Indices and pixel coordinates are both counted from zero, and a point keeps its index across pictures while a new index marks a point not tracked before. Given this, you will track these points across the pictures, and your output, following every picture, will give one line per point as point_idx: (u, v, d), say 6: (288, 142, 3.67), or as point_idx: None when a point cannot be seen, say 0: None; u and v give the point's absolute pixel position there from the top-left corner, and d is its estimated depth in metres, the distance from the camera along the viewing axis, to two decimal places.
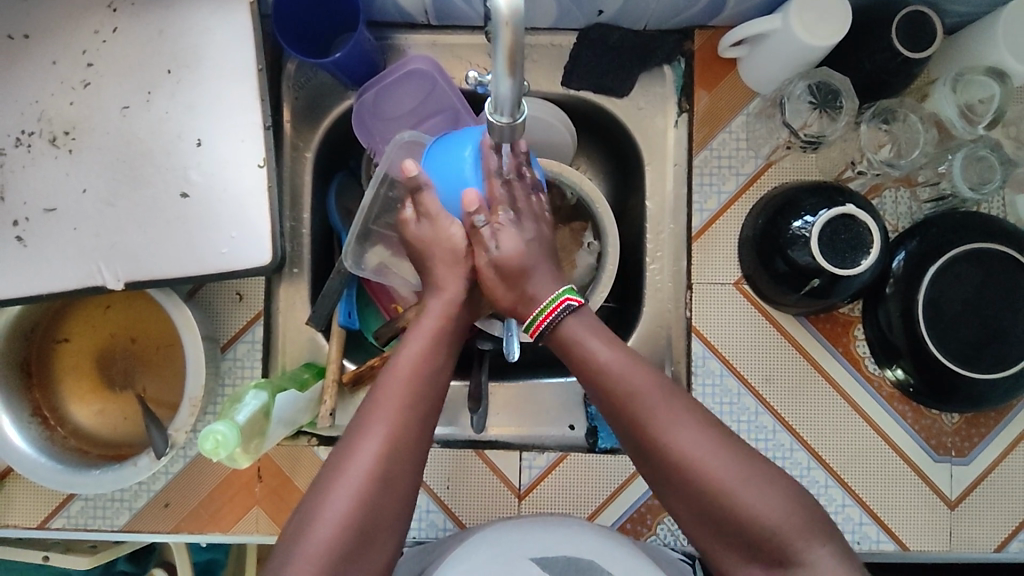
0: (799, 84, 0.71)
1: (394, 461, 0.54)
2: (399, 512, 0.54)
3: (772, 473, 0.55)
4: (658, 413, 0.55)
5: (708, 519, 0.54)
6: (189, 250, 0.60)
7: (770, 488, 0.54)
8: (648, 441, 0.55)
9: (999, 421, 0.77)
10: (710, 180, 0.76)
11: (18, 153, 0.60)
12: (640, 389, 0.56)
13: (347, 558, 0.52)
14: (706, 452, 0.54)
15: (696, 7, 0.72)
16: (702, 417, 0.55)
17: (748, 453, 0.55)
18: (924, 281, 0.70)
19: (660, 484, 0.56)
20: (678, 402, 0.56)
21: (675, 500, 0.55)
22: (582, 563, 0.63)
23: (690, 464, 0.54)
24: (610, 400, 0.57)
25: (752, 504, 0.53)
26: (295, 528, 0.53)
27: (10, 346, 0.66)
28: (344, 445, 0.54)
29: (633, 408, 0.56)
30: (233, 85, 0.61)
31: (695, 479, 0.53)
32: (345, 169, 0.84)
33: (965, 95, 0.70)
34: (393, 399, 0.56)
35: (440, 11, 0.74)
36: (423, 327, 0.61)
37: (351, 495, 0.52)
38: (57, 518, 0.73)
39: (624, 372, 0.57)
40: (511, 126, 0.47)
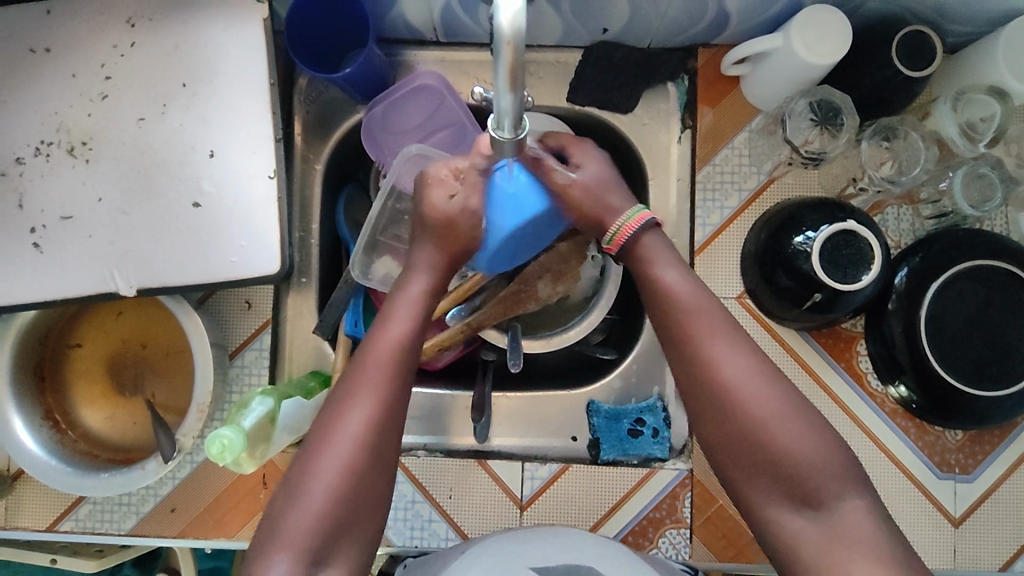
0: (800, 101, 0.72)
1: (379, 427, 0.55)
2: (380, 484, 0.55)
3: (809, 411, 0.55)
4: (706, 337, 0.56)
5: (741, 452, 0.54)
6: (200, 258, 0.61)
7: (806, 426, 0.54)
8: (698, 367, 0.56)
9: (1003, 439, 0.76)
10: (712, 195, 0.77)
11: (37, 162, 0.62)
12: (697, 317, 0.57)
13: (330, 523, 0.53)
14: (748, 378, 0.55)
15: (699, 25, 0.74)
16: (750, 348, 0.56)
17: (788, 389, 0.56)
18: (925, 298, 0.70)
19: (699, 412, 0.56)
20: (729, 333, 0.57)
21: (710, 427, 0.56)
22: (582, 570, 0.63)
23: (733, 387, 0.55)
24: (665, 323, 0.59)
25: (789, 442, 0.53)
26: (284, 491, 0.54)
27: (24, 350, 0.68)
28: (332, 407, 0.56)
29: (684, 333, 0.57)
30: (247, 98, 0.62)
31: (736, 404, 0.54)
32: (353, 181, 0.86)
33: (965, 114, 0.70)
34: (374, 377, 0.57)
35: (449, 28, 0.76)
36: (407, 301, 0.62)
37: (337, 458, 0.54)
38: (66, 521, 0.74)
39: (681, 294, 0.59)
40: (513, 139, 0.49)
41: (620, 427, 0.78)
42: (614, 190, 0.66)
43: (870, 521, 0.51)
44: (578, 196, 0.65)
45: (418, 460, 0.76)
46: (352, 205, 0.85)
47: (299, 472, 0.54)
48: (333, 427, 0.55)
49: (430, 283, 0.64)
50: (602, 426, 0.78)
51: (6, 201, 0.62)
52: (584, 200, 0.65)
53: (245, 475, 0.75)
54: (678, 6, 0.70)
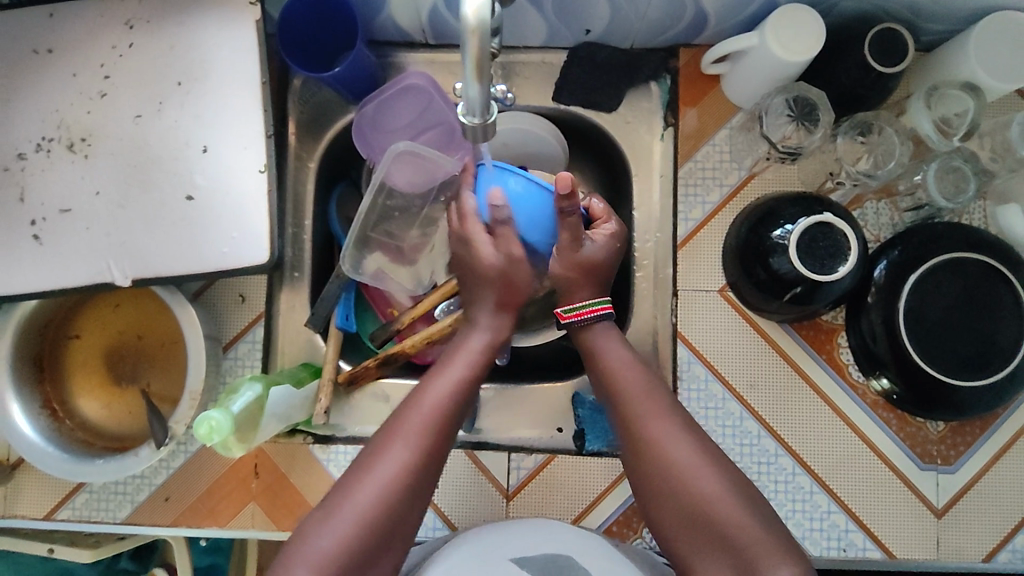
0: (777, 98, 0.74)
1: (419, 466, 0.57)
2: (410, 521, 0.56)
3: (754, 496, 0.57)
4: (655, 426, 0.60)
5: (687, 525, 0.56)
6: (193, 249, 0.64)
7: (743, 499, 0.56)
8: (644, 450, 0.59)
9: (985, 430, 0.77)
10: (694, 190, 0.79)
11: (38, 158, 0.65)
12: (645, 400, 0.62)
13: (357, 551, 0.53)
14: (696, 464, 0.58)
15: (679, 25, 0.76)
16: (691, 428, 0.60)
17: (734, 474, 0.58)
18: (904, 289, 0.71)
19: (650, 493, 0.59)
20: (675, 416, 0.61)
21: (661, 510, 0.58)
22: (561, 560, 0.64)
23: (680, 471, 0.58)
24: (617, 414, 0.63)
25: (726, 514, 0.55)
26: (315, 517, 0.55)
27: (24, 341, 0.70)
28: (376, 445, 0.58)
29: (633, 419, 0.61)
30: (238, 95, 0.65)
31: (684, 485, 0.57)
32: (346, 179, 0.88)
33: (940, 109, 0.72)
34: (416, 419, 0.59)
35: (437, 30, 0.78)
36: (465, 355, 0.65)
37: (375, 490, 0.55)
38: (63, 509, 0.76)
39: (632, 379, 0.63)
40: (483, 125, 0.51)
41: (604, 418, 0.79)
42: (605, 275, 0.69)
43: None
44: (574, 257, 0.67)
45: None
46: (345, 203, 0.87)
47: (336, 501, 0.55)
48: (374, 462, 0.56)
49: (491, 341, 0.67)
50: (587, 418, 0.79)
51: (7, 196, 0.64)
52: (582, 262, 0.67)
53: (237, 465, 0.76)
54: (657, 7, 0.72)
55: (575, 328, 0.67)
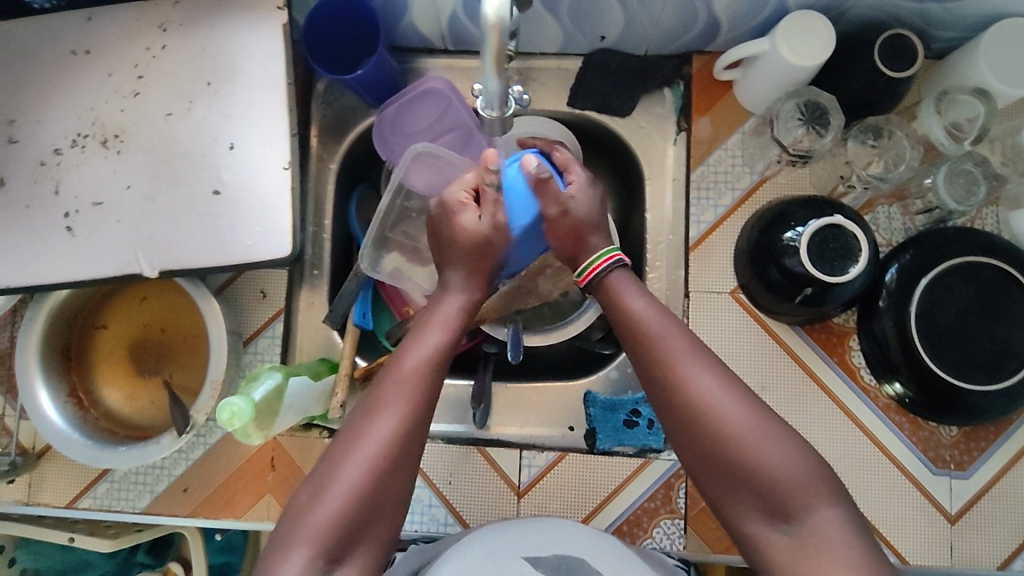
0: (787, 103, 0.75)
1: (407, 438, 0.56)
2: (400, 494, 0.56)
3: (787, 431, 0.55)
4: (676, 362, 0.57)
5: (721, 472, 0.55)
6: (218, 242, 0.66)
7: (784, 443, 0.54)
8: (671, 391, 0.57)
9: (999, 436, 0.77)
10: (707, 194, 0.80)
11: (74, 153, 0.67)
12: (666, 340, 0.58)
13: (349, 526, 0.53)
14: (722, 401, 0.55)
15: (693, 32, 0.78)
16: (720, 369, 0.57)
17: (762, 408, 0.56)
18: (915, 294, 0.72)
19: (677, 438, 0.57)
20: (700, 355, 0.58)
21: (686, 449, 0.57)
22: (573, 562, 0.63)
23: (704, 411, 0.55)
24: (641, 358, 0.59)
25: (762, 456, 0.54)
26: (310, 487, 0.55)
27: (52, 331, 0.73)
28: (362, 410, 0.57)
29: (655, 358, 0.58)
30: (264, 95, 0.67)
31: (710, 425, 0.55)
32: (365, 182, 0.91)
33: (951, 115, 0.73)
34: (396, 386, 0.57)
35: (456, 37, 0.80)
36: (439, 319, 0.63)
37: (358, 466, 0.54)
38: (85, 498, 0.78)
39: (652, 319, 0.60)
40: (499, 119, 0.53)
41: (615, 418, 0.80)
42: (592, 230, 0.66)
43: (846, 532, 0.52)
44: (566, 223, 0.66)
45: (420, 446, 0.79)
46: (363, 204, 0.89)
47: (325, 475, 0.54)
48: (361, 429, 0.56)
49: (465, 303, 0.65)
50: (599, 417, 0.80)
51: (42, 189, 0.67)
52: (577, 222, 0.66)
53: (254, 457, 0.78)
54: (671, 14, 0.74)
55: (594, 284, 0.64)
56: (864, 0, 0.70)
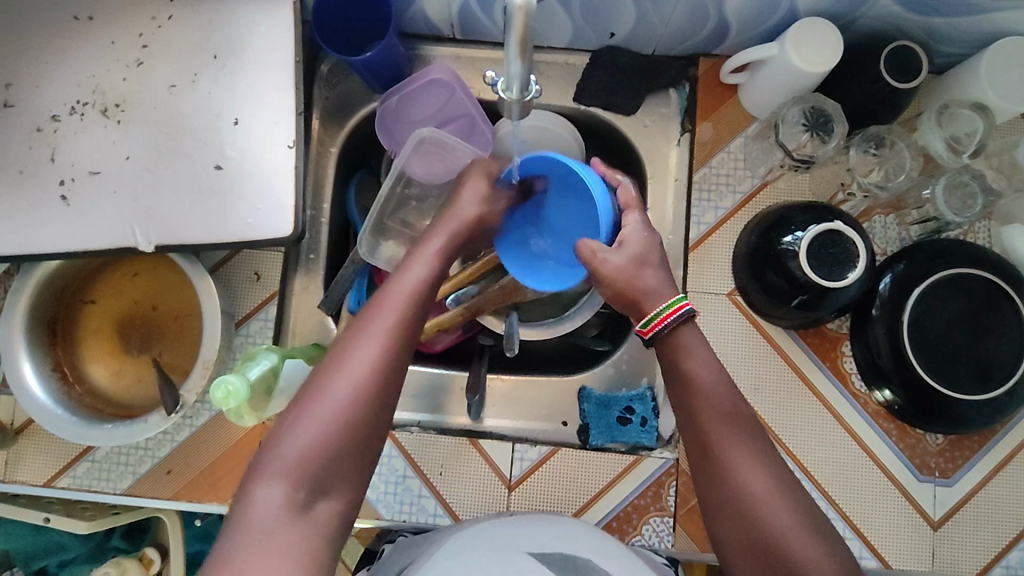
0: (792, 109, 0.76)
1: (390, 366, 0.56)
2: (384, 426, 0.56)
3: (823, 530, 0.57)
4: (729, 453, 0.58)
5: (761, 564, 0.56)
6: (219, 218, 0.65)
7: (823, 544, 0.55)
8: (721, 478, 0.58)
9: (983, 445, 0.78)
10: (708, 196, 0.81)
11: (72, 120, 0.66)
12: (724, 428, 0.59)
13: (332, 458, 0.53)
14: (769, 496, 0.56)
15: (701, 34, 0.78)
16: (769, 463, 0.58)
17: (803, 506, 0.57)
18: (907, 304, 0.73)
19: (721, 524, 0.58)
20: (754, 449, 0.59)
21: (730, 535, 0.58)
22: (576, 560, 0.64)
23: (750, 503, 0.57)
24: (695, 436, 0.60)
25: (803, 558, 0.54)
26: (290, 416, 0.54)
27: (40, 302, 0.71)
28: (346, 337, 0.57)
29: (708, 447, 0.59)
30: (272, 72, 0.66)
31: (753, 515, 0.56)
32: (365, 168, 0.90)
33: (951, 129, 0.74)
34: (386, 314, 0.57)
35: (465, 26, 0.80)
36: (426, 255, 0.63)
37: (342, 388, 0.54)
38: (64, 477, 0.76)
39: (715, 401, 0.60)
40: (520, 103, 0.52)
41: (609, 414, 0.80)
42: (649, 270, 0.63)
43: None
44: (613, 271, 0.62)
45: (411, 434, 0.78)
46: (363, 190, 0.89)
47: (307, 399, 0.54)
48: (347, 356, 0.55)
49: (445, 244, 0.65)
50: (592, 413, 0.80)
51: (37, 156, 0.65)
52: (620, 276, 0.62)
53: (242, 440, 0.77)
54: (681, 15, 0.75)
55: (659, 339, 0.62)
56: (872, 10, 0.71)
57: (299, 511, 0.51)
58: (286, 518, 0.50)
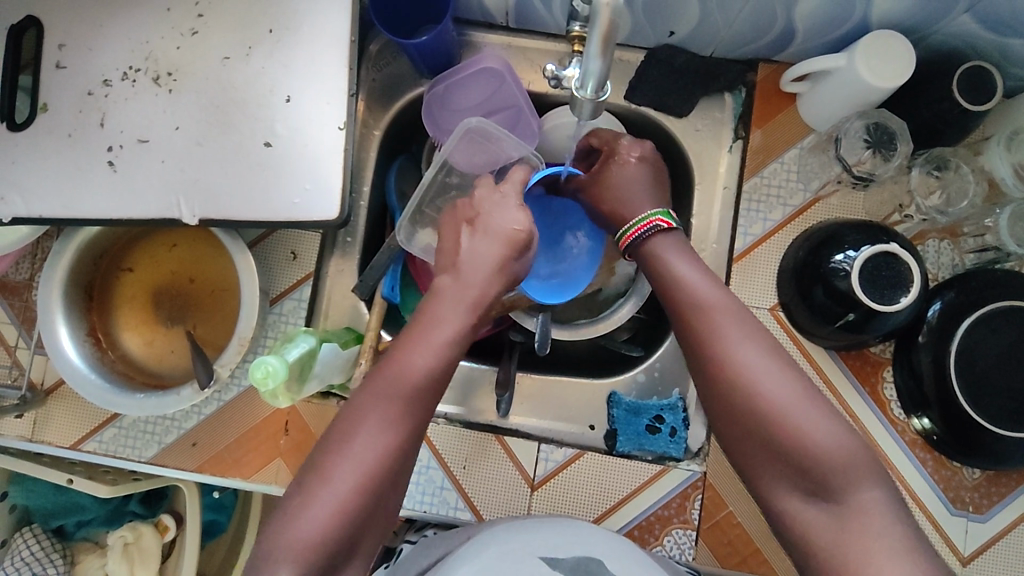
0: (856, 123, 0.73)
1: (396, 458, 0.53)
2: (383, 514, 0.53)
3: (824, 402, 0.54)
4: (719, 325, 0.57)
5: (754, 438, 0.53)
6: (263, 195, 0.64)
7: (824, 412, 0.53)
8: (709, 354, 0.56)
9: (1021, 483, 0.76)
10: (757, 206, 0.79)
11: (123, 86, 0.65)
12: (711, 307, 0.59)
13: (336, 545, 0.50)
14: (759, 366, 0.54)
15: (765, 39, 0.76)
16: (762, 337, 0.57)
17: (802, 382, 0.54)
18: (957, 332, 0.71)
19: (714, 409, 0.56)
20: (744, 327, 0.57)
21: (721, 420, 0.56)
22: (589, 564, 0.61)
23: (742, 375, 0.54)
24: (679, 316, 0.60)
25: (802, 422, 0.52)
26: (296, 500, 0.51)
27: (79, 266, 0.71)
28: (352, 417, 0.54)
29: (693, 326, 0.58)
30: (325, 50, 0.65)
31: (749, 386, 0.54)
32: (406, 153, 0.89)
33: (1019, 156, 0.71)
34: (389, 394, 0.54)
35: (521, 15, 0.78)
36: (430, 322, 0.58)
37: (352, 474, 0.51)
38: (90, 441, 0.76)
39: (696, 289, 0.61)
40: (594, 101, 0.52)
41: (638, 421, 0.78)
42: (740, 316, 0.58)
43: (890, 511, 0.49)
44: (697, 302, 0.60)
45: (437, 426, 0.78)
46: (403, 175, 0.87)
47: (313, 482, 0.51)
48: (354, 439, 0.53)
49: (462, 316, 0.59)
50: (621, 419, 0.79)
51: (86, 119, 0.65)
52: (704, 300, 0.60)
53: (269, 419, 0.76)
54: (746, 18, 0.72)
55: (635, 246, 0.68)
56: (947, 27, 0.68)
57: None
58: None
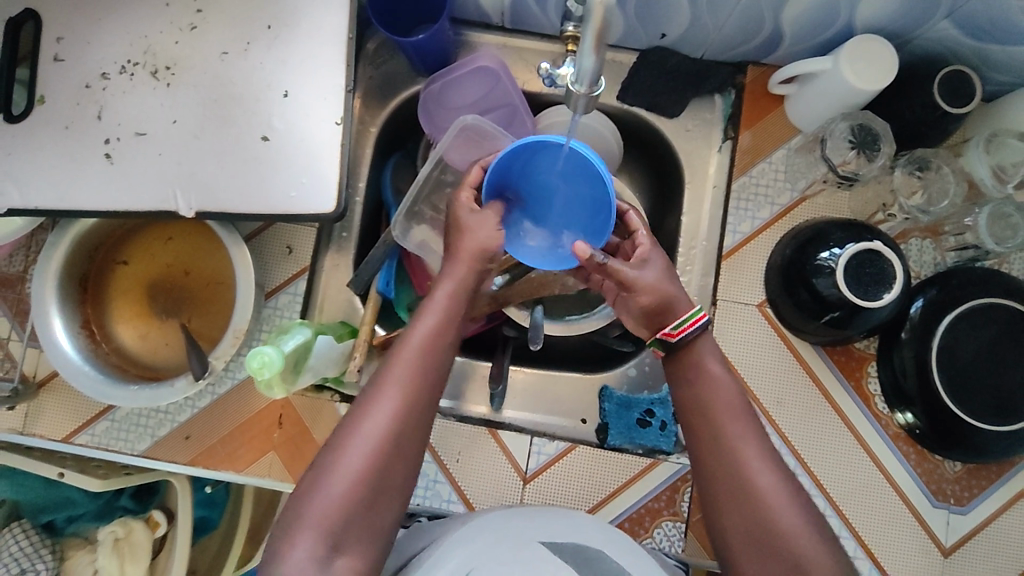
0: (840, 124, 0.75)
1: (402, 430, 0.55)
2: (398, 486, 0.54)
3: (825, 531, 0.55)
4: (738, 442, 0.58)
5: (757, 551, 0.54)
6: (261, 189, 0.64)
7: (823, 539, 0.54)
8: (726, 468, 0.57)
9: (1000, 476, 0.78)
10: (746, 205, 0.81)
11: (121, 79, 0.65)
12: (732, 421, 0.59)
13: (353, 518, 0.52)
14: (774, 491, 0.55)
15: (753, 42, 0.77)
16: (776, 459, 0.57)
17: (806, 506, 0.56)
18: (939, 328, 0.72)
19: (717, 514, 0.57)
20: (763, 447, 0.58)
21: (723, 527, 0.57)
22: (589, 551, 0.64)
23: (759, 499, 0.55)
24: (696, 421, 0.60)
25: (803, 547, 0.53)
26: (312, 474, 0.54)
27: (74, 257, 0.71)
28: (365, 397, 0.56)
29: (713, 436, 0.59)
30: (323, 47, 0.66)
31: (761, 510, 0.55)
32: (401, 151, 0.90)
33: (997, 157, 0.73)
34: (404, 372, 0.56)
35: (516, 15, 0.79)
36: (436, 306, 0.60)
37: (365, 450, 0.53)
38: (82, 434, 0.77)
39: (722, 401, 0.60)
40: (588, 96, 0.52)
41: (629, 415, 0.79)
42: (675, 285, 0.64)
43: None
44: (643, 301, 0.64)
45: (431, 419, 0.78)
46: (398, 172, 0.88)
47: (329, 459, 0.54)
48: (368, 418, 0.54)
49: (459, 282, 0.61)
50: (612, 413, 0.80)
51: (84, 112, 0.65)
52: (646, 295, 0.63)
53: (263, 412, 0.77)
54: (735, 22, 0.74)
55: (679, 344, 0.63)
56: (930, 32, 0.70)
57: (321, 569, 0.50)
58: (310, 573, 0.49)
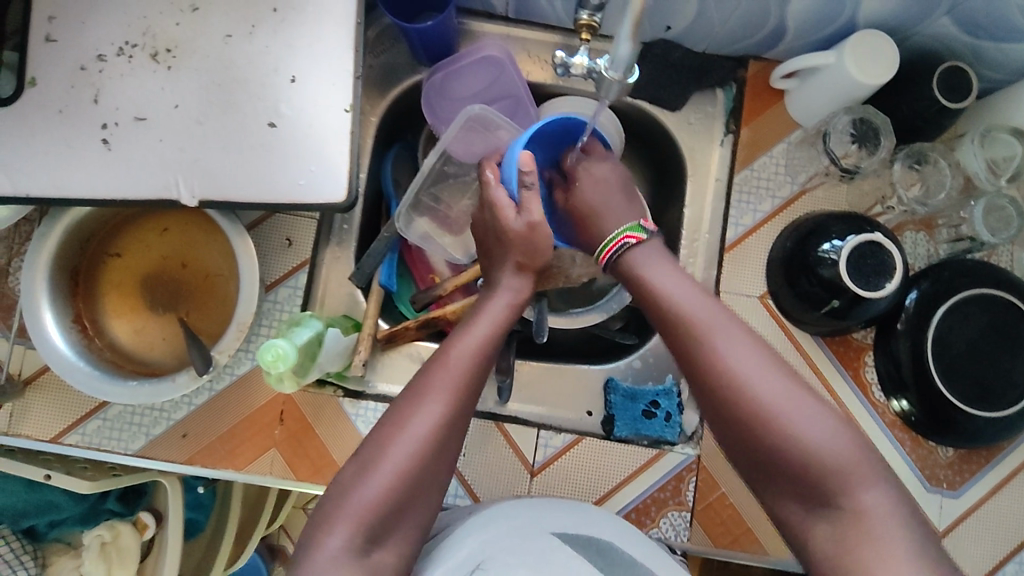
0: (842, 118, 0.77)
1: (448, 432, 0.56)
2: (438, 481, 0.56)
3: (822, 406, 0.53)
4: (707, 331, 0.56)
5: (750, 442, 0.53)
6: (268, 178, 0.62)
7: (821, 416, 0.52)
8: (697, 359, 0.56)
9: (990, 460, 0.81)
10: (747, 198, 0.82)
11: (119, 62, 0.63)
12: (698, 312, 0.58)
13: (391, 514, 0.53)
14: (746, 360, 0.54)
15: (756, 37, 0.78)
16: (750, 336, 0.56)
17: (795, 380, 0.54)
18: (934, 318, 0.74)
19: (707, 411, 0.56)
20: (732, 329, 0.57)
21: (718, 426, 0.56)
22: (601, 543, 0.65)
23: (735, 380, 0.54)
24: (663, 319, 0.60)
25: (796, 427, 0.52)
26: (353, 468, 0.55)
27: (66, 248, 0.68)
28: (410, 398, 0.57)
29: (681, 329, 0.58)
30: (332, 31, 0.64)
31: (742, 395, 0.53)
32: (401, 142, 0.88)
33: (990, 152, 0.76)
34: (449, 378, 0.57)
35: (521, 5, 0.78)
36: (489, 314, 0.63)
37: (408, 447, 0.54)
38: (72, 434, 0.73)
39: (685, 302, 0.59)
40: (620, 82, 0.57)
41: (635, 407, 0.79)
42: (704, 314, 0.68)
43: (891, 518, 0.49)
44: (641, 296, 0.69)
45: None
46: (398, 164, 0.87)
47: (369, 456, 0.55)
48: (410, 420, 0.55)
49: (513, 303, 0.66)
50: (618, 405, 0.80)
51: (79, 96, 0.62)
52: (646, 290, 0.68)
53: (263, 408, 0.75)
54: (740, 16, 0.75)
55: (612, 263, 0.66)
56: (928, 29, 0.72)
57: (357, 563, 0.51)
58: (344, 565, 0.51)
